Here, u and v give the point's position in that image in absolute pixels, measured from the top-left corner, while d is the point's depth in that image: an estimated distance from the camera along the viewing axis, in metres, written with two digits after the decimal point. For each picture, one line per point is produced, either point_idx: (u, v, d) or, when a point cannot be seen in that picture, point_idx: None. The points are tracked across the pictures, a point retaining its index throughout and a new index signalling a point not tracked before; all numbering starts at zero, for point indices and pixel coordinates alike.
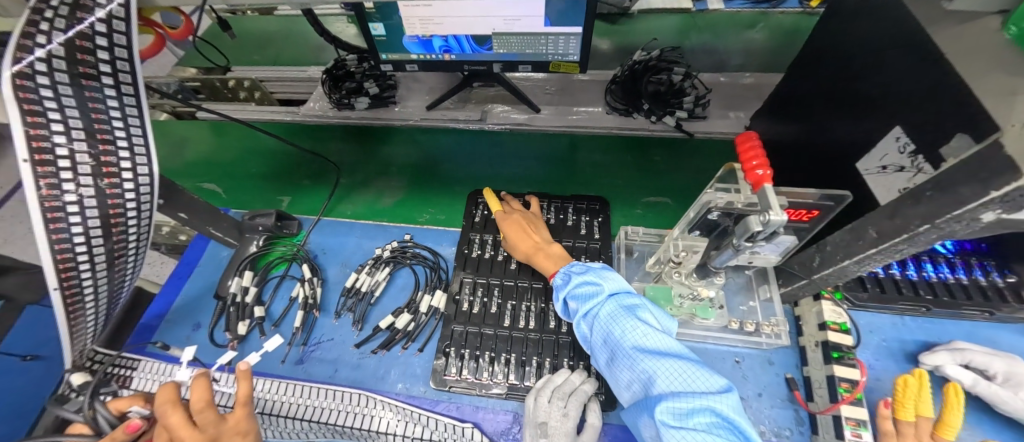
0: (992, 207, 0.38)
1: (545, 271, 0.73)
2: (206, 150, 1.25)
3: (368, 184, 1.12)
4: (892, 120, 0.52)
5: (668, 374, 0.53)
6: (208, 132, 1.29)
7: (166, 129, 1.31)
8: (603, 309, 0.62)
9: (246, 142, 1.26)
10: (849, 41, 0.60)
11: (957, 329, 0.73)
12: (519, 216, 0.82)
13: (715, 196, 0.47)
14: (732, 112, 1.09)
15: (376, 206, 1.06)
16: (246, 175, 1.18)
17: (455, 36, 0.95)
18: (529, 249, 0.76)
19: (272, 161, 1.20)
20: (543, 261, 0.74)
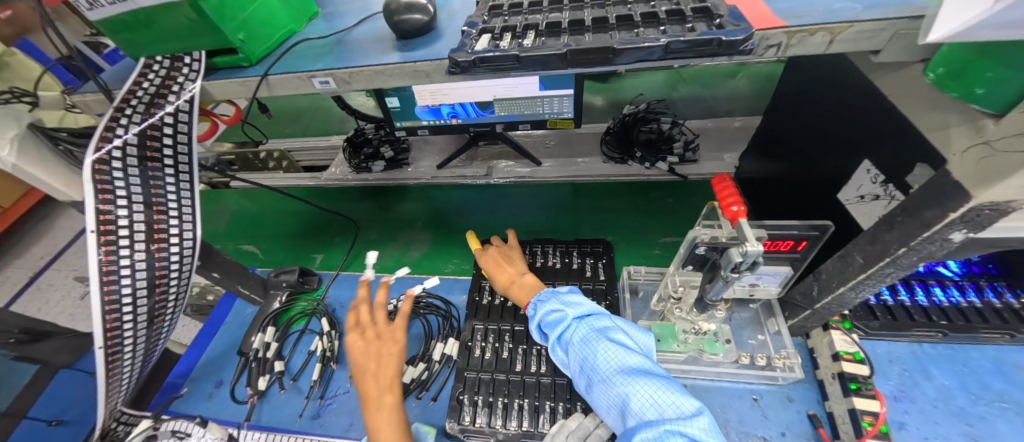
0: (956, 227, 0.41)
1: (518, 303, 0.74)
2: (239, 216, 1.36)
3: (384, 239, 1.19)
4: (860, 154, 0.56)
5: (640, 397, 0.52)
6: (240, 201, 1.41)
7: (205, 199, 1.44)
8: (575, 335, 0.62)
9: (274, 207, 1.37)
10: (812, 88, 0.67)
11: (982, 354, 0.71)
12: (494, 253, 0.85)
13: (699, 232, 0.51)
14: (723, 154, 1.16)
15: (391, 260, 1.12)
16: (272, 237, 1.27)
17: (461, 104, 1.06)
18: (505, 283, 0.78)
19: (301, 222, 1.30)
20: (516, 293, 0.75)
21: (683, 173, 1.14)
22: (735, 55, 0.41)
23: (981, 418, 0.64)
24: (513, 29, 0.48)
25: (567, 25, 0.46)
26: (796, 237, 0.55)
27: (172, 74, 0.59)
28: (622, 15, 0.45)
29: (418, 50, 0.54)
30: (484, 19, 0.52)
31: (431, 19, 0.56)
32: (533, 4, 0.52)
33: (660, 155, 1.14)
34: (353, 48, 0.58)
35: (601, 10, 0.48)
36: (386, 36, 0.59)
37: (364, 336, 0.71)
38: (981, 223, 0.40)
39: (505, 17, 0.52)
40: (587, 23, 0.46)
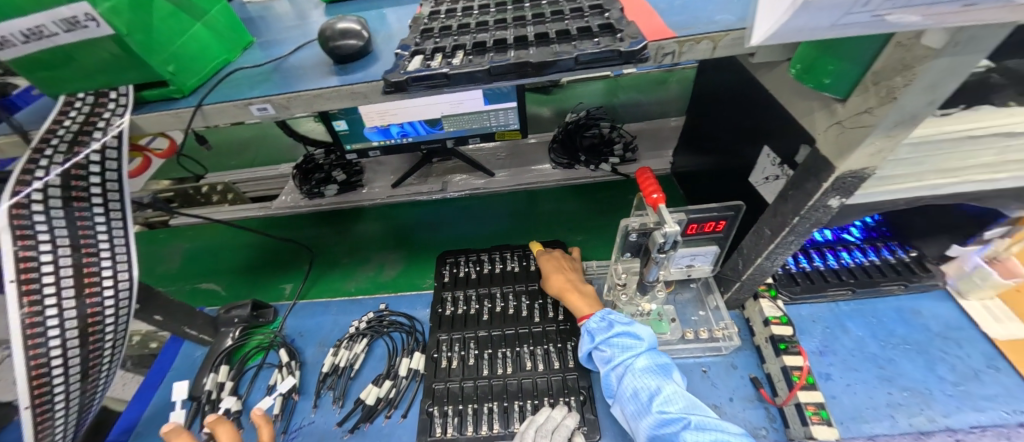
0: (831, 195, 0.48)
1: (576, 307, 0.74)
2: (185, 254, 1.29)
3: (343, 264, 1.17)
4: (760, 141, 0.65)
5: (706, 428, 0.53)
6: (182, 240, 1.34)
7: (144, 240, 1.35)
8: (639, 361, 0.62)
9: (220, 242, 1.31)
10: (719, 87, 0.76)
11: (886, 305, 0.82)
12: (558, 256, 0.86)
13: (629, 220, 0.56)
14: (659, 153, 1.26)
15: (352, 283, 1.10)
16: (221, 274, 1.21)
17: (410, 122, 1.09)
18: (565, 289, 0.77)
19: (255, 254, 1.25)
20: (576, 303, 0.74)
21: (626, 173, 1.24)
22: (638, 63, 0.47)
23: (889, 361, 0.74)
24: (444, 49, 0.52)
25: (492, 44, 0.51)
26: (716, 216, 0.62)
27: (96, 110, 0.56)
28: (539, 33, 0.50)
29: (357, 73, 0.57)
30: (417, 41, 0.55)
31: (367, 44, 0.59)
32: (462, 26, 0.57)
33: (603, 158, 1.22)
34: (291, 74, 0.59)
35: (522, 29, 0.53)
36: (324, 61, 0.61)
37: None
38: (848, 189, 0.47)
39: (437, 38, 0.56)
40: (509, 41, 0.50)
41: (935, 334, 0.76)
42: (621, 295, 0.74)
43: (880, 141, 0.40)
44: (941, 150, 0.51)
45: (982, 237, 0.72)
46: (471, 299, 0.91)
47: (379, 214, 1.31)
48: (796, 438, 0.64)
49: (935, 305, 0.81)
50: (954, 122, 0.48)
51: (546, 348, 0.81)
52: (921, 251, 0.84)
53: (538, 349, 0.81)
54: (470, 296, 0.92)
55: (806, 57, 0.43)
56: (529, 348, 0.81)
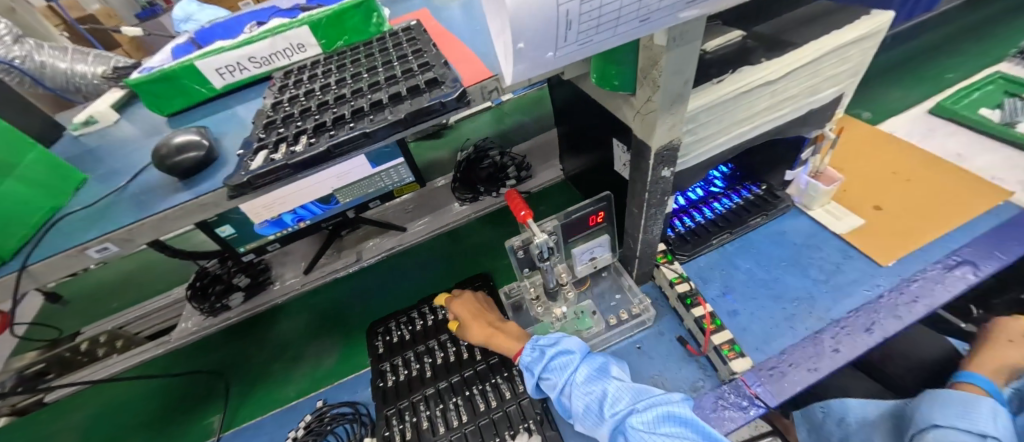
0: (661, 167, 0.57)
1: (507, 348, 0.75)
2: (76, 428, 1.09)
3: (270, 372, 1.07)
4: (609, 135, 0.74)
5: (649, 405, 0.58)
6: (68, 413, 1.14)
7: (17, 431, 1.13)
8: (579, 374, 0.65)
9: (117, 399, 1.13)
10: (568, 97, 0.86)
11: (761, 235, 0.95)
12: (470, 300, 0.86)
13: (511, 239, 0.61)
14: (551, 163, 1.36)
15: (285, 390, 1.01)
16: (126, 435, 1.05)
17: (302, 206, 1.05)
18: (486, 337, 0.78)
19: (165, 397, 1.10)
20: (504, 343, 0.75)
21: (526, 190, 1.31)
22: (467, 106, 0.53)
23: (775, 282, 0.86)
24: (286, 139, 0.53)
25: (331, 123, 0.53)
26: (592, 211, 0.69)
27: None
28: (373, 101, 0.54)
29: (204, 183, 0.55)
30: (261, 136, 0.56)
31: (210, 152, 0.58)
32: (303, 110, 0.58)
33: (501, 182, 1.28)
34: (132, 203, 0.56)
35: (359, 101, 0.56)
36: (169, 179, 0.59)
37: None
38: (670, 159, 0.56)
39: (281, 128, 0.57)
40: (346, 116, 0.53)
41: (800, 245, 0.91)
42: (536, 306, 0.83)
43: (669, 119, 0.49)
44: (728, 108, 0.62)
45: (801, 160, 0.90)
46: (411, 361, 0.89)
47: (297, 306, 1.23)
48: (726, 378, 0.72)
49: (795, 222, 0.95)
50: (725, 86, 0.59)
51: (494, 382, 0.81)
52: (769, 182, 1.00)
53: (488, 386, 0.81)
54: (409, 358, 0.90)
55: (599, 66, 0.50)
56: (479, 390, 0.80)
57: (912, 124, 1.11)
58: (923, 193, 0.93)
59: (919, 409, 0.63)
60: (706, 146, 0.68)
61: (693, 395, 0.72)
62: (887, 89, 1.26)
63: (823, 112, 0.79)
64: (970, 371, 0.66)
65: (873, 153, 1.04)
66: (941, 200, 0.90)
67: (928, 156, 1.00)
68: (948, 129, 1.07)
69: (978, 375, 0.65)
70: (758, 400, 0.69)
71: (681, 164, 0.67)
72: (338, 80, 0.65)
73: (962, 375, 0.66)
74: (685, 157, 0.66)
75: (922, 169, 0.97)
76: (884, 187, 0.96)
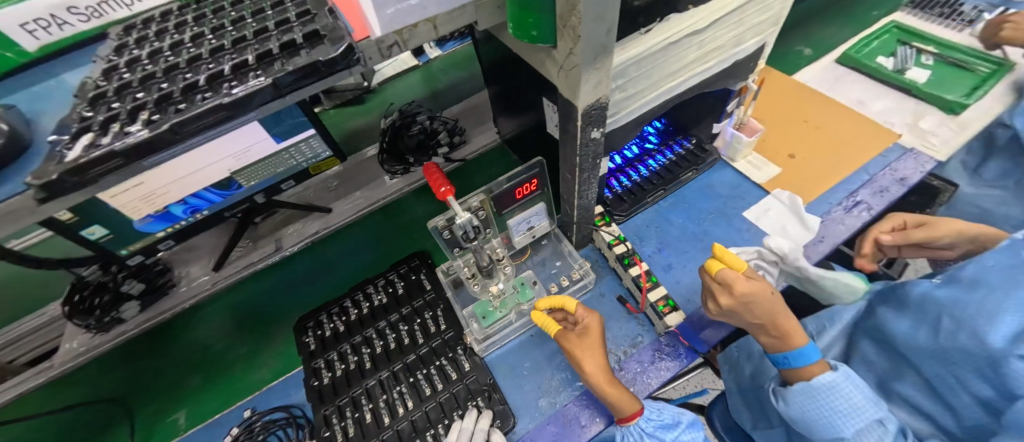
0: (593, 128, 0.53)
1: (615, 401, 0.62)
2: None
3: (189, 389, 0.91)
4: (539, 95, 0.68)
5: None
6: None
7: None
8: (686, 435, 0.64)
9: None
10: (496, 52, 0.78)
11: (692, 188, 0.97)
12: (588, 324, 0.69)
13: (434, 220, 0.67)
14: (485, 125, 1.27)
15: (202, 405, 0.88)
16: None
17: (192, 196, 0.80)
18: (595, 365, 0.64)
19: (43, 433, 0.90)
20: (617, 391, 0.62)
21: (461, 157, 1.21)
22: (360, 64, 0.45)
23: (705, 233, 0.89)
24: (118, 116, 0.41)
25: (180, 93, 0.42)
26: (521, 181, 0.66)
27: None
28: (235, 62, 0.43)
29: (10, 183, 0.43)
30: (86, 115, 0.43)
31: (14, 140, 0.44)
32: (146, 77, 0.45)
33: (432, 151, 1.17)
34: None
35: (223, 62, 0.45)
36: None
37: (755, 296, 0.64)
38: (602, 121, 0.53)
39: (114, 102, 0.44)
40: (201, 83, 0.42)
41: (726, 197, 0.94)
42: (473, 285, 0.79)
43: (593, 75, 0.44)
44: (657, 60, 0.59)
45: (727, 112, 0.91)
46: (348, 355, 0.82)
47: (210, 308, 1.05)
48: (662, 331, 0.76)
49: (721, 172, 0.98)
50: (656, 34, 0.55)
51: (439, 365, 0.78)
52: (699, 135, 1.01)
53: (432, 369, 0.78)
54: (345, 351, 0.83)
55: (512, 12, 0.42)
56: (422, 374, 0.77)
57: (823, 74, 1.17)
58: (831, 139, 0.99)
59: (794, 419, 0.60)
60: (635, 104, 0.64)
61: (632, 352, 0.75)
62: (804, 41, 1.30)
63: (748, 63, 0.78)
64: (795, 351, 0.61)
65: (791, 102, 1.09)
66: (846, 144, 0.97)
67: (836, 103, 1.07)
68: (853, 77, 1.14)
69: (808, 351, 0.60)
70: (691, 348, 0.73)
71: (612, 123, 0.64)
72: (198, 36, 0.51)
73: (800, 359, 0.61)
74: (616, 115, 0.62)
75: (832, 117, 1.04)
76: (798, 134, 1.01)
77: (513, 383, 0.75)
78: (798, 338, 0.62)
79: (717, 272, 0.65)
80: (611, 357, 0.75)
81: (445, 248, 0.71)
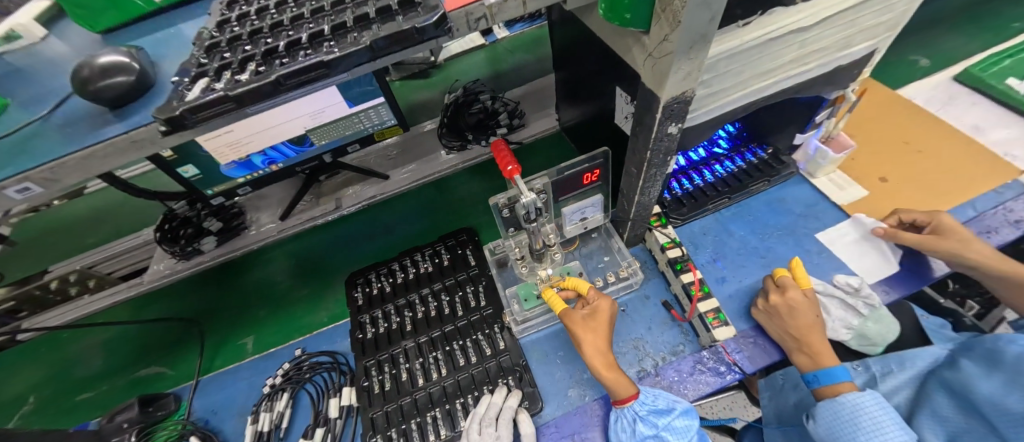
0: (669, 122, 0.51)
1: (612, 384, 0.61)
2: (36, 368, 1.02)
3: (259, 318, 1.01)
4: (613, 83, 0.66)
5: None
6: (9, 367, 1.03)
7: None
8: (679, 421, 0.60)
9: (76, 345, 1.05)
10: (572, 36, 0.76)
11: (759, 201, 0.91)
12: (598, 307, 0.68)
13: (497, 198, 0.65)
14: (545, 110, 1.26)
15: (268, 335, 0.97)
16: (92, 380, 0.98)
17: (271, 148, 0.86)
18: (595, 346, 0.64)
19: (130, 339, 1.04)
20: (613, 372, 0.62)
21: (518, 140, 1.20)
22: (448, 34, 0.45)
23: (768, 249, 0.83)
24: (231, 65, 0.45)
25: (284, 49, 0.45)
26: (583, 170, 0.65)
27: None
28: (335, 23, 0.45)
29: (136, 115, 0.48)
30: (202, 61, 0.47)
31: (143, 78, 0.49)
32: (253, 31, 0.49)
33: (491, 130, 1.17)
34: (55, 135, 0.48)
35: (322, 23, 0.47)
36: (100, 108, 0.51)
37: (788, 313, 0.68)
38: (681, 116, 0.51)
39: (226, 53, 0.48)
40: (303, 41, 0.45)
41: (798, 215, 0.87)
42: (522, 267, 0.80)
43: (684, 65, 0.42)
44: (750, 57, 0.55)
45: (815, 122, 0.83)
46: (392, 315, 0.87)
47: (273, 253, 1.14)
48: (707, 344, 0.72)
49: (794, 188, 0.91)
50: (753, 29, 0.51)
51: (475, 338, 0.80)
52: (775, 145, 0.94)
53: (468, 342, 0.80)
54: (389, 311, 0.87)
55: None
56: (459, 345, 0.80)
57: (931, 93, 1.04)
58: (932, 165, 0.88)
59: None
60: (717, 102, 0.60)
61: (671, 359, 0.73)
62: (912, 54, 1.16)
63: (850, 70, 0.71)
64: (823, 369, 0.63)
65: (888, 120, 0.98)
66: (951, 173, 0.86)
67: (945, 126, 0.95)
68: (969, 99, 1.00)
69: (834, 371, 0.63)
70: (736, 367, 0.70)
71: (688, 120, 0.61)
72: None
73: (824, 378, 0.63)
74: (693, 112, 0.59)
75: (937, 141, 0.93)
76: (893, 156, 0.91)
77: (545, 368, 0.75)
78: (827, 358, 0.64)
79: (780, 276, 0.72)
80: (648, 361, 0.73)
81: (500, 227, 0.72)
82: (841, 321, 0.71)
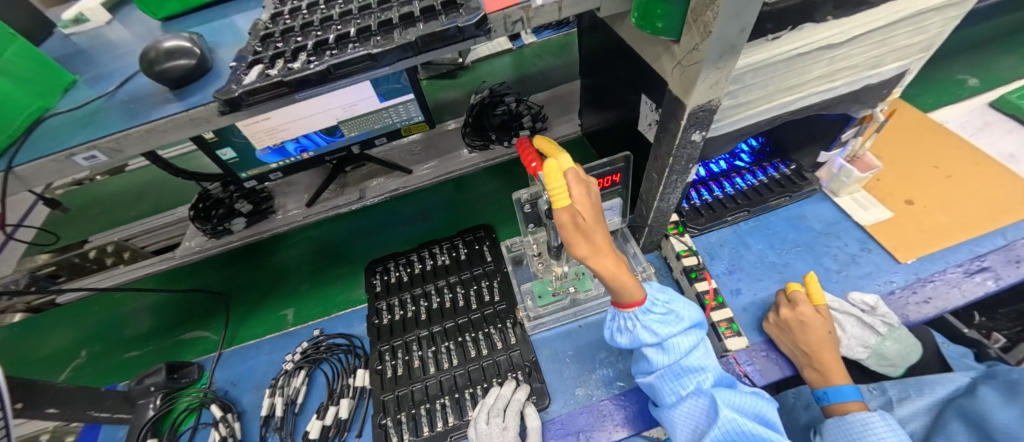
0: (693, 129, 0.53)
1: (620, 289, 0.53)
2: (77, 329, 1.08)
3: (300, 291, 1.06)
4: (638, 91, 0.68)
5: (725, 392, 0.55)
6: (61, 324, 1.10)
7: (31, 324, 1.12)
8: (684, 338, 0.58)
9: (127, 307, 1.11)
10: (601, 44, 0.78)
11: (778, 216, 0.91)
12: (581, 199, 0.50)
13: (520, 194, 0.67)
14: (568, 115, 1.27)
15: (308, 308, 1.01)
16: (139, 339, 1.04)
17: (305, 136, 0.90)
18: (594, 252, 0.50)
19: (165, 308, 1.09)
20: (620, 278, 0.52)
21: None
22: (486, 34, 0.48)
23: (785, 265, 0.83)
24: (283, 54, 0.49)
25: (333, 41, 0.48)
26: (604, 173, 0.67)
27: None
28: (381, 19, 0.48)
29: (194, 96, 0.52)
30: (257, 49, 0.51)
31: (202, 62, 0.53)
32: (304, 24, 0.53)
33: (514, 131, 1.19)
34: (120, 110, 0.53)
35: (368, 18, 0.50)
36: (160, 88, 0.55)
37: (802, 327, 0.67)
38: (705, 124, 0.52)
39: (279, 43, 0.52)
40: (350, 35, 0.48)
41: (819, 232, 0.87)
42: (538, 264, 0.81)
43: (712, 74, 0.44)
44: (778, 71, 0.55)
45: (840, 140, 0.83)
46: (408, 304, 0.89)
47: (298, 237, 1.18)
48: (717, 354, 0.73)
49: (815, 206, 0.91)
50: (782, 44, 0.52)
51: (487, 331, 0.82)
52: (799, 162, 0.94)
53: (479, 334, 0.82)
54: (405, 299, 0.90)
55: (640, 3, 0.43)
56: (471, 337, 0.82)
57: (964, 118, 1.02)
58: (963, 191, 0.86)
59: None
60: (742, 113, 0.61)
61: None
62: (945, 78, 1.14)
63: (879, 89, 0.71)
64: (833, 387, 0.63)
65: (918, 143, 0.96)
66: (982, 200, 0.84)
67: (978, 152, 0.93)
68: (1006, 127, 0.98)
69: (844, 388, 0.63)
70: (746, 378, 0.70)
71: (712, 129, 0.62)
72: None
73: (832, 394, 0.63)
74: (718, 122, 0.60)
75: (969, 167, 0.91)
76: (921, 180, 0.90)
77: (554, 366, 0.77)
78: (838, 375, 0.64)
79: (792, 291, 0.72)
80: None
81: (521, 224, 0.73)
82: (857, 339, 0.70)
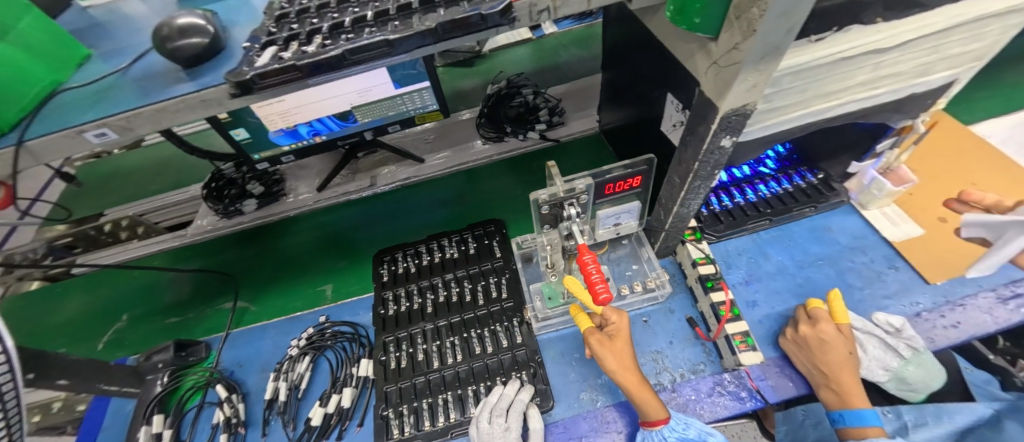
0: (723, 134, 0.50)
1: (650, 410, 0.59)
2: (108, 296, 1.10)
3: (339, 268, 1.06)
4: (664, 89, 0.64)
5: None
6: (98, 287, 1.12)
7: (65, 287, 1.14)
8: None
9: (164, 276, 1.12)
10: (628, 38, 0.75)
11: (801, 227, 0.87)
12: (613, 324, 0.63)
13: (538, 194, 0.64)
14: (586, 109, 1.23)
15: (346, 285, 1.01)
16: (178, 306, 1.05)
17: (318, 120, 0.89)
18: (621, 365, 0.60)
19: (198, 280, 1.10)
20: (646, 395, 0.59)
21: (556, 137, 1.16)
22: (510, 23, 0.45)
23: (806, 279, 0.80)
24: (298, 37, 0.47)
25: (349, 24, 0.47)
26: (626, 175, 0.64)
27: None
28: (401, 4, 0.46)
29: (206, 77, 0.50)
30: (271, 30, 0.49)
31: (215, 41, 0.52)
32: (321, 5, 0.51)
33: (530, 124, 1.16)
34: (131, 88, 0.52)
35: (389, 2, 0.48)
36: (172, 67, 0.53)
37: (820, 345, 0.64)
38: (735, 128, 0.49)
39: (294, 24, 0.50)
40: (368, 18, 0.46)
41: (844, 246, 0.83)
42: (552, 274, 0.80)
43: (751, 77, 0.41)
44: (818, 74, 0.52)
45: (876, 150, 0.79)
46: (415, 296, 0.88)
47: (309, 222, 1.18)
48: (730, 367, 0.70)
49: (840, 218, 0.87)
50: (827, 46, 0.48)
51: (494, 328, 0.81)
52: (827, 171, 0.90)
53: (485, 331, 0.81)
54: (412, 291, 0.89)
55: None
56: (476, 332, 0.81)
57: (1008, 133, 0.96)
58: None
59: None
60: (775, 119, 0.58)
61: (691, 377, 0.71)
62: (991, 88, 1.07)
63: (924, 99, 0.66)
64: (851, 410, 0.60)
65: (955, 158, 0.91)
66: None
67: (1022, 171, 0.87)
68: None
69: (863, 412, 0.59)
70: (758, 394, 0.67)
71: (741, 134, 0.58)
72: None
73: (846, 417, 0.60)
74: (747, 127, 0.57)
75: (1011, 185, 0.85)
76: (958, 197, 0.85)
77: (560, 368, 0.76)
78: (857, 398, 0.61)
79: (814, 307, 0.69)
80: (665, 375, 0.72)
81: (535, 223, 0.71)
82: (878, 361, 0.67)
